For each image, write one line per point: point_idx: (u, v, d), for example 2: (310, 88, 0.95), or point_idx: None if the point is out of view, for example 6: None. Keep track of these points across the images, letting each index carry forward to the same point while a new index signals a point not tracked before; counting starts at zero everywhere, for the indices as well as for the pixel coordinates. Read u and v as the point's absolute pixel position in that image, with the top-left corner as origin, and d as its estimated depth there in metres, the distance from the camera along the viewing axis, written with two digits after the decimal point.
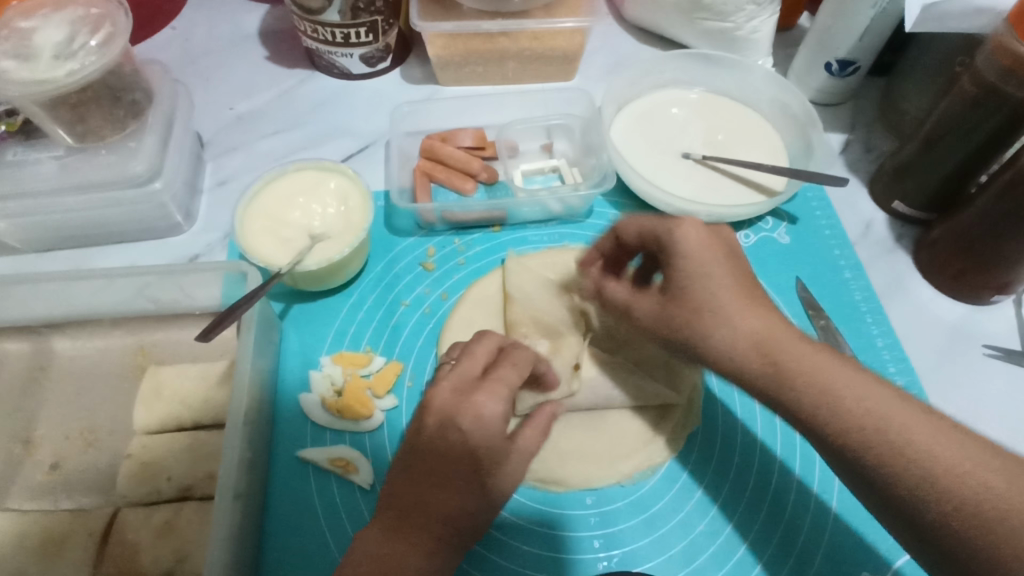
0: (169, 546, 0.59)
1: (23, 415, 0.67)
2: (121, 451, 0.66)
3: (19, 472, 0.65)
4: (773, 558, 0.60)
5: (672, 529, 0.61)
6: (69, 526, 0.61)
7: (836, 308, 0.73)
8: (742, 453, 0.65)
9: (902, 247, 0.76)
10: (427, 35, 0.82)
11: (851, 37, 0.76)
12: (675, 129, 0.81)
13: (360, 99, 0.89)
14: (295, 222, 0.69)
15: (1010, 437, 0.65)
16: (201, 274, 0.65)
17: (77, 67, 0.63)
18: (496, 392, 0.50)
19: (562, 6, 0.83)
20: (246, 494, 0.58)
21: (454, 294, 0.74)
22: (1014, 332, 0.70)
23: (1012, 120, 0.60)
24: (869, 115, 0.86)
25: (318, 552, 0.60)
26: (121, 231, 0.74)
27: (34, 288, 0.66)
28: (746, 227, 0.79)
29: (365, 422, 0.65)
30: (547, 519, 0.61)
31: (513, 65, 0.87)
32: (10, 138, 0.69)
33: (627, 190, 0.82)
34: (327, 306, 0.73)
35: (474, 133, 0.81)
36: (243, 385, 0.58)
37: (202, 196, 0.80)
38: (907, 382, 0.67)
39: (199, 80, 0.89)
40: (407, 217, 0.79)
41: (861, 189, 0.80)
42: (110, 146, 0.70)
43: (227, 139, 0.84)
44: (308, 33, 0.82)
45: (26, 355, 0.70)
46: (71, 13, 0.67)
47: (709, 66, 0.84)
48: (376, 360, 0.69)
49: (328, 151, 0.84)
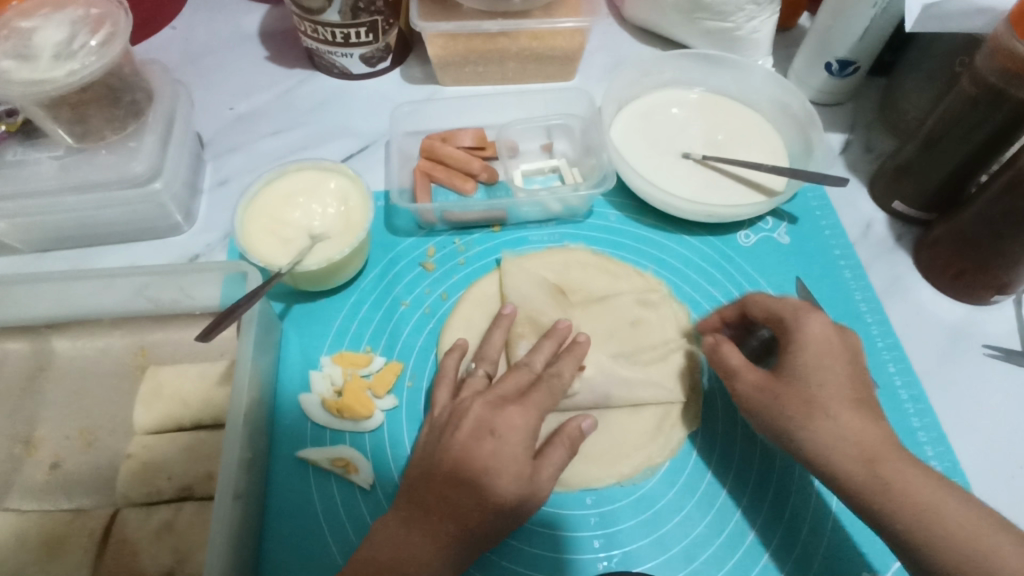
0: (168, 545, 0.59)
1: (23, 415, 0.67)
2: (120, 451, 0.66)
3: (19, 472, 0.65)
4: (772, 558, 0.60)
5: (672, 529, 0.61)
6: (69, 526, 0.61)
7: (836, 308, 0.73)
8: (744, 451, 0.65)
9: (903, 247, 0.76)
10: (427, 35, 0.82)
11: (851, 37, 0.76)
12: (675, 129, 0.81)
13: (360, 99, 0.89)
14: (296, 222, 0.69)
15: (1010, 437, 0.65)
16: (201, 274, 0.65)
17: (77, 67, 0.63)
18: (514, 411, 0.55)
19: (562, 6, 0.83)
20: (246, 494, 0.57)
21: (454, 294, 0.74)
22: (1014, 332, 0.70)
23: (1012, 120, 0.60)
24: (869, 114, 0.86)
25: (318, 551, 0.60)
26: (121, 231, 0.74)
27: (35, 289, 0.66)
28: (746, 227, 0.79)
29: (365, 422, 0.65)
30: (548, 518, 0.61)
31: (513, 65, 0.87)
32: (10, 138, 0.69)
33: (626, 190, 0.82)
34: (327, 306, 0.73)
35: (474, 134, 0.82)
36: (242, 385, 0.58)
37: (201, 196, 0.80)
38: (907, 382, 0.67)
39: (199, 80, 0.89)
40: (406, 217, 0.79)
41: (861, 189, 0.80)
42: (110, 146, 0.70)
43: (227, 139, 0.84)
44: (308, 33, 0.82)
45: (26, 355, 0.70)
46: (72, 13, 0.68)
47: (709, 66, 0.84)
48: (376, 360, 0.69)
49: (328, 151, 0.84)
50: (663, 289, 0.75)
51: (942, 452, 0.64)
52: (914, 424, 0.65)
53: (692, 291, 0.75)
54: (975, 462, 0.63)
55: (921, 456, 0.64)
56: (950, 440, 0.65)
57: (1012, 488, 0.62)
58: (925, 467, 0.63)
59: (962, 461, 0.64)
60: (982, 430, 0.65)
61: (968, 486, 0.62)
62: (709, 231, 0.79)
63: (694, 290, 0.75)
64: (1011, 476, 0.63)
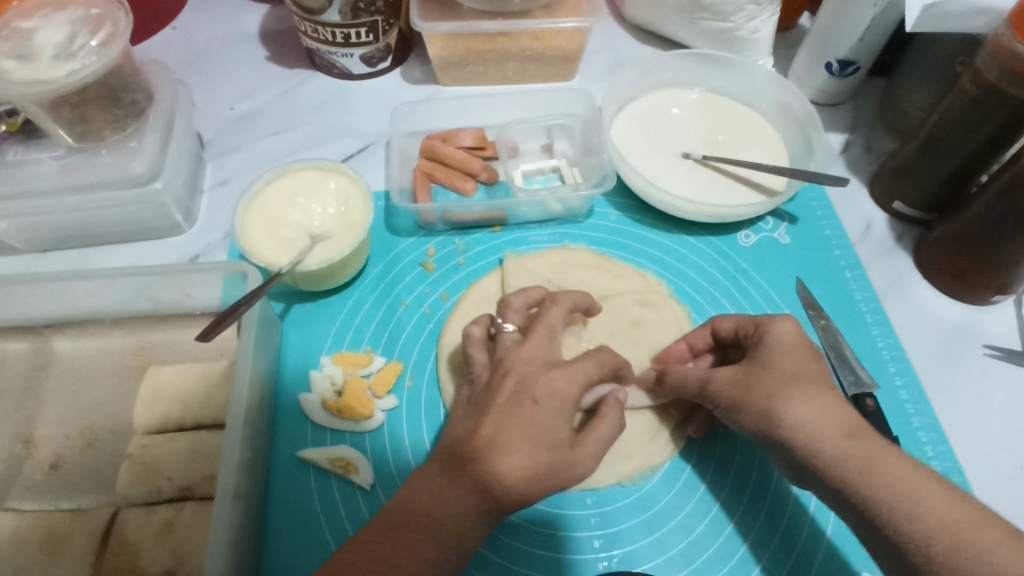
0: (168, 545, 0.59)
1: (24, 415, 0.67)
2: (120, 451, 0.66)
3: (19, 472, 0.65)
4: (772, 558, 0.60)
5: (672, 529, 0.61)
6: (70, 526, 0.61)
7: (836, 309, 0.73)
8: (742, 453, 0.64)
9: (903, 247, 0.76)
10: (427, 35, 0.82)
11: (851, 37, 0.76)
12: (675, 129, 0.81)
13: (360, 99, 0.89)
14: (296, 222, 0.69)
15: (1010, 437, 0.65)
16: (201, 275, 0.65)
17: (77, 67, 0.63)
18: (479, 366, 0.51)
19: (562, 6, 0.83)
20: (246, 494, 0.57)
21: (455, 295, 0.74)
22: (1014, 332, 0.70)
23: (1012, 120, 0.60)
24: (869, 115, 0.86)
25: (318, 552, 0.60)
26: (121, 231, 0.74)
27: (35, 288, 0.66)
28: (746, 227, 0.79)
29: (365, 422, 0.65)
30: (547, 519, 0.61)
31: (513, 65, 0.87)
32: (11, 138, 0.69)
33: (627, 190, 0.82)
34: (327, 306, 0.73)
35: (474, 133, 0.81)
36: (242, 385, 0.58)
37: (202, 196, 0.80)
38: (907, 382, 0.67)
39: (199, 80, 0.89)
40: (406, 217, 0.79)
41: (861, 189, 0.80)
42: (110, 146, 0.70)
43: (227, 139, 0.84)
44: (308, 33, 0.82)
45: (26, 354, 0.69)
46: (72, 13, 0.68)
47: (709, 66, 0.84)
48: (376, 360, 0.69)
49: (328, 151, 0.84)
50: (663, 289, 0.75)
51: (942, 452, 0.64)
52: (914, 424, 0.65)
53: (691, 290, 0.75)
54: (974, 462, 0.63)
55: (921, 456, 0.64)
56: (950, 440, 0.65)
57: (1013, 488, 0.62)
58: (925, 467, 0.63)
59: (962, 461, 0.64)
60: (982, 430, 0.65)
61: (969, 485, 0.62)
62: (709, 231, 0.79)
63: (694, 290, 0.75)
64: (1011, 476, 0.63)
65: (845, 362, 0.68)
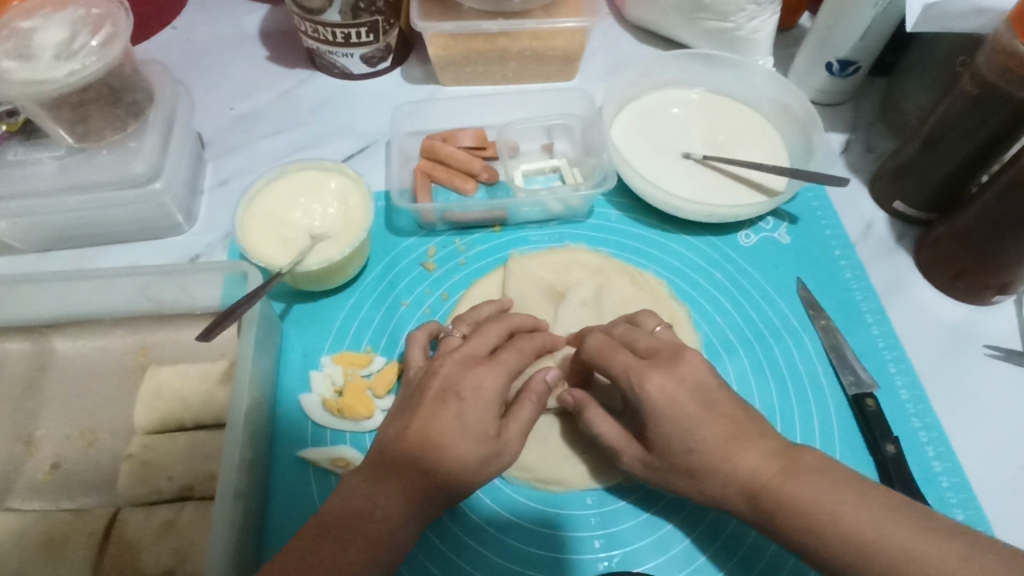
0: (168, 545, 0.60)
1: (23, 415, 0.67)
2: (121, 451, 0.66)
3: (19, 472, 0.65)
4: (774, 558, 0.60)
5: (673, 530, 0.61)
6: (69, 526, 0.61)
7: (836, 308, 0.73)
8: None
9: (903, 247, 0.76)
10: (427, 35, 0.82)
11: (851, 37, 0.76)
12: (674, 129, 0.81)
13: (360, 99, 0.89)
14: (295, 222, 0.69)
15: (1011, 436, 0.65)
16: (201, 274, 0.65)
17: (77, 67, 0.63)
18: (490, 372, 0.53)
19: (563, 6, 0.83)
20: (246, 494, 0.57)
21: (454, 295, 0.74)
22: (1015, 332, 0.70)
23: (1012, 121, 0.60)
24: (870, 115, 0.86)
25: None
26: (121, 231, 0.74)
27: (37, 289, 0.66)
28: (746, 227, 0.79)
29: (365, 422, 0.65)
30: (547, 520, 0.62)
31: (513, 65, 0.87)
32: (11, 138, 0.69)
33: (626, 190, 0.82)
34: (326, 306, 0.73)
35: (474, 134, 0.81)
36: (242, 386, 0.58)
37: (202, 196, 0.80)
38: (908, 382, 0.67)
39: (199, 80, 0.90)
40: (407, 217, 0.79)
41: (862, 188, 0.80)
42: (111, 146, 0.70)
43: (227, 139, 0.85)
44: (308, 33, 0.82)
45: (27, 354, 0.70)
46: (72, 13, 0.68)
47: (708, 67, 0.84)
48: (376, 360, 0.69)
49: (327, 152, 0.84)
50: (663, 289, 0.75)
51: (942, 452, 0.64)
52: (915, 425, 0.65)
53: (691, 290, 0.75)
54: (974, 462, 0.63)
55: (921, 457, 0.64)
56: (951, 441, 0.64)
57: (1013, 487, 0.62)
58: (925, 467, 0.63)
59: (963, 459, 0.64)
60: (984, 430, 0.65)
61: (969, 486, 0.62)
62: (709, 231, 0.79)
63: (694, 290, 0.75)
64: (1011, 476, 0.63)
65: (846, 362, 0.68)
